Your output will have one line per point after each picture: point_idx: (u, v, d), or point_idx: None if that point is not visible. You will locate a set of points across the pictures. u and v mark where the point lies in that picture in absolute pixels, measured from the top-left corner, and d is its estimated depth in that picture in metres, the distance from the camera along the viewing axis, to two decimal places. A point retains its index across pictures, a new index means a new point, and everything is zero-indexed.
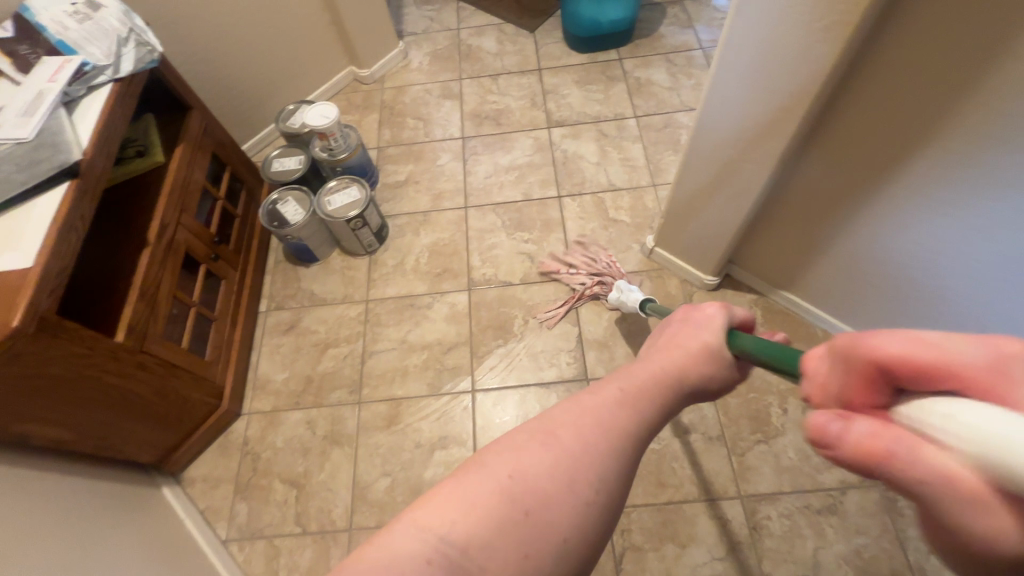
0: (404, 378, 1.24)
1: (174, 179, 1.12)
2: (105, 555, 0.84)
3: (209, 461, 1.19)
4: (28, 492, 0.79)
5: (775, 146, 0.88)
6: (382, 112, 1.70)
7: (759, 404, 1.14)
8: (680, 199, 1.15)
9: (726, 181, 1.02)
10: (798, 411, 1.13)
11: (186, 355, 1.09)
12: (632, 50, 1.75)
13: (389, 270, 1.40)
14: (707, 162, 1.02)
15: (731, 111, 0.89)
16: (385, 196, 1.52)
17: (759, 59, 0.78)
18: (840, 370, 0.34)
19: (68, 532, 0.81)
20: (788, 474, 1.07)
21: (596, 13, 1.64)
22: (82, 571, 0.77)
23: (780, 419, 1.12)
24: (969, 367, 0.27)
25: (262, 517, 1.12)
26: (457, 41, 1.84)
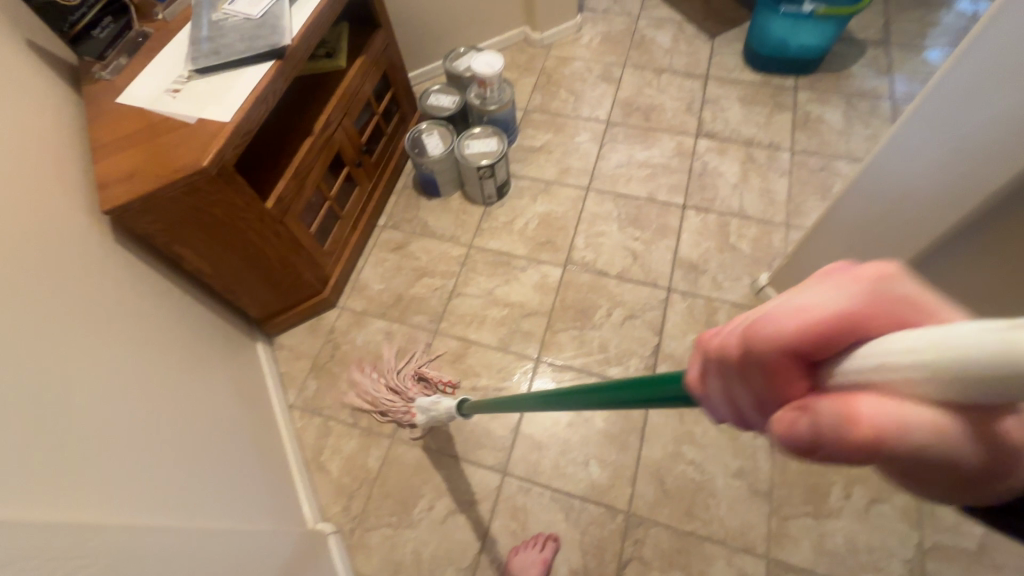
0: (481, 325, 1.31)
1: (349, 86, 1.25)
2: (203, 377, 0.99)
3: (298, 336, 1.34)
4: (161, 301, 0.96)
5: (944, 217, 0.80)
6: (539, 78, 1.74)
7: (821, 478, 1.06)
8: (811, 246, 1.08)
9: (871, 239, 0.95)
10: (863, 502, 1.04)
11: (310, 240, 1.23)
12: (811, 82, 1.63)
13: (498, 225, 1.46)
14: (857, 211, 0.95)
15: (908, 164, 0.82)
16: (517, 157, 1.58)
17: (962, 115, 0.71)
18: (746, 373, 0.26)
19: (182, 346, 0.97)
20: (827, 558, 1.00)
21: (788, 33, 1.54)
22: (183, 381, 0.92)
23: (839, 502, 1.04)
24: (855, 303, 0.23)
25: (325, 397, 1.25)
26: (632, 28, 1.82)
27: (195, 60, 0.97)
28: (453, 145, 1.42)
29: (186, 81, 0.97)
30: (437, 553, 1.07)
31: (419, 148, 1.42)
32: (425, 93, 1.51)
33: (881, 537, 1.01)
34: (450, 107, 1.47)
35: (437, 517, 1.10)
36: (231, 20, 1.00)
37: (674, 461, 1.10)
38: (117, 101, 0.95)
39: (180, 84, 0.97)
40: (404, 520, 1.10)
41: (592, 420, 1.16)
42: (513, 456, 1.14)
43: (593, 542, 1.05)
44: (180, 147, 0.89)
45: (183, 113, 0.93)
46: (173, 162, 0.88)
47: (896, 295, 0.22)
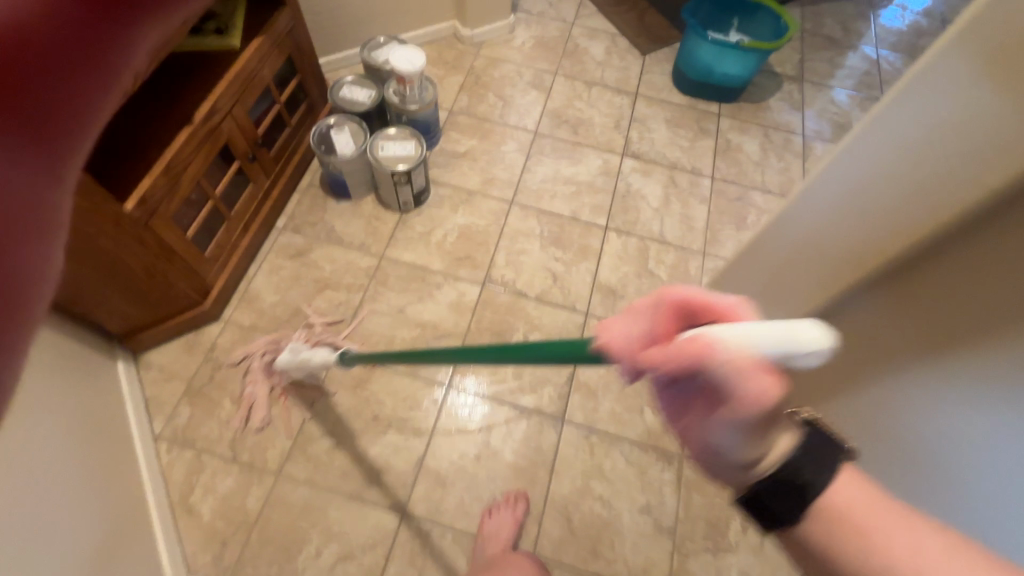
0: (387, 346, 1.21)
1: (241, 71, 1.08)
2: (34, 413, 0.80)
3: (171, 353, 1.16)
4: None
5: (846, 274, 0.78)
6: (466, 77, 1.64)
7: (723, 513, 1.07)
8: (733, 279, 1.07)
9: (774, 283, 0.94)
10: (759, 536, 1.06)
11: (187, 247, 1.06)
12: (733, 110, 1.67)
13: (413, 235, 1.35)
14: (773, 254, 0.94)
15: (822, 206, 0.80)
16: (438, 162, 1.48)
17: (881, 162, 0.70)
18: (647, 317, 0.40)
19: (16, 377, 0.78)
20: None
21: (716, 59, 1.55)
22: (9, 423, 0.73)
23: (737, 536, 1.06)
24: (729, 304, 0.39)
25: (199, 428, 1.09)
26: (566, 35, 1.77)
27: None
28: (366, 145, 1.28)
29: None
30: None
31: (327, 145, 1.27)
32: (337, 84, 1.36)
33: (772, 572, 1.04)
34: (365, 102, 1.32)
35: (325, 565, 0.99)
36: None
37: (582, 496, 1.07)
38: None
39: None
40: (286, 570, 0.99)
41: (500, 453, 1.10)
42: (414, 495, 1.05)
43: None
44: None
45: None
46: None
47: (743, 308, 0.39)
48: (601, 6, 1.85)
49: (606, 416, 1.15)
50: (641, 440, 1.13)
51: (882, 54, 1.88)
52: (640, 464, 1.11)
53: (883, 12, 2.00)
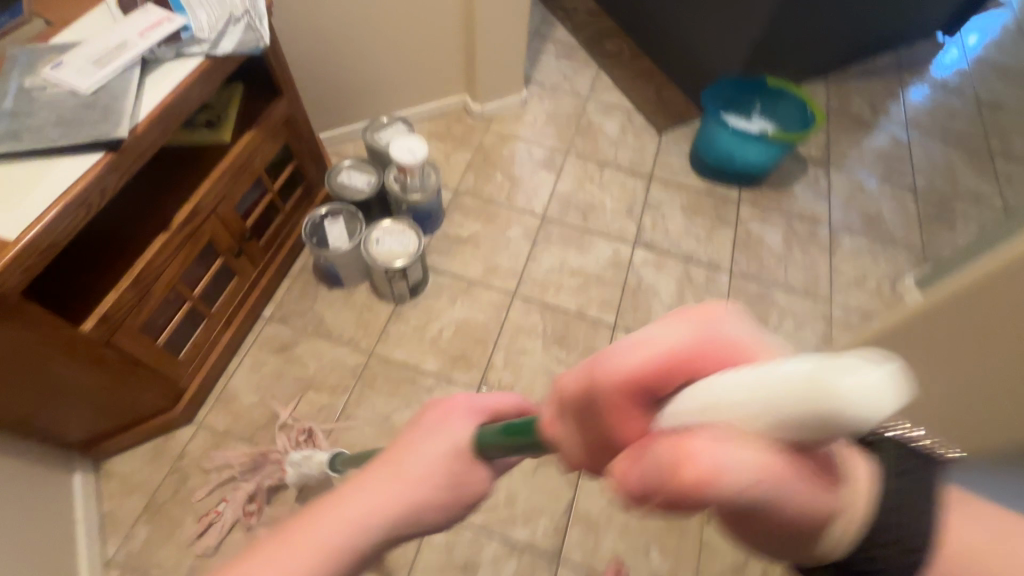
0: None
1: (229, 167, 1.02)
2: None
3: (136, 461, 1.07)
4: None
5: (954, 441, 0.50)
6: (474, 154, 1.59)
7: None
8: None
9: None
10: None
11: (157, 354, 0.98)
12: (754, 197, 1.58)
13: (407, 330, 1.26)
14: None
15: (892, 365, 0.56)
16: (438, 247, 1.40)
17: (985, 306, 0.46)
18: (590, 407, 0.32)
19: None
20: None
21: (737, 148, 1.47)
22: None
23: None
24: (689, 339, 0.28)
25: (157, 552, 0.99)
26: (579, 111, 1.71)
27: None
28: (360, 237, 1.21)
29: None
30: None
31: (319, 237, 1.20)
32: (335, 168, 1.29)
33: None
34: (363, 190, 1.26)
35: None
36: (50, 91, 0.75)
37: None
38: None
39: None
40: None
41: None
42: None
43: None
44: None
45: None
46: None
47: (710, 333, 0.28)
48: (617, 81, 1.80)
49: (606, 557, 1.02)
50: None
51: (913, 136, 1.79)
52: None
53: (912, 92, 1.92)
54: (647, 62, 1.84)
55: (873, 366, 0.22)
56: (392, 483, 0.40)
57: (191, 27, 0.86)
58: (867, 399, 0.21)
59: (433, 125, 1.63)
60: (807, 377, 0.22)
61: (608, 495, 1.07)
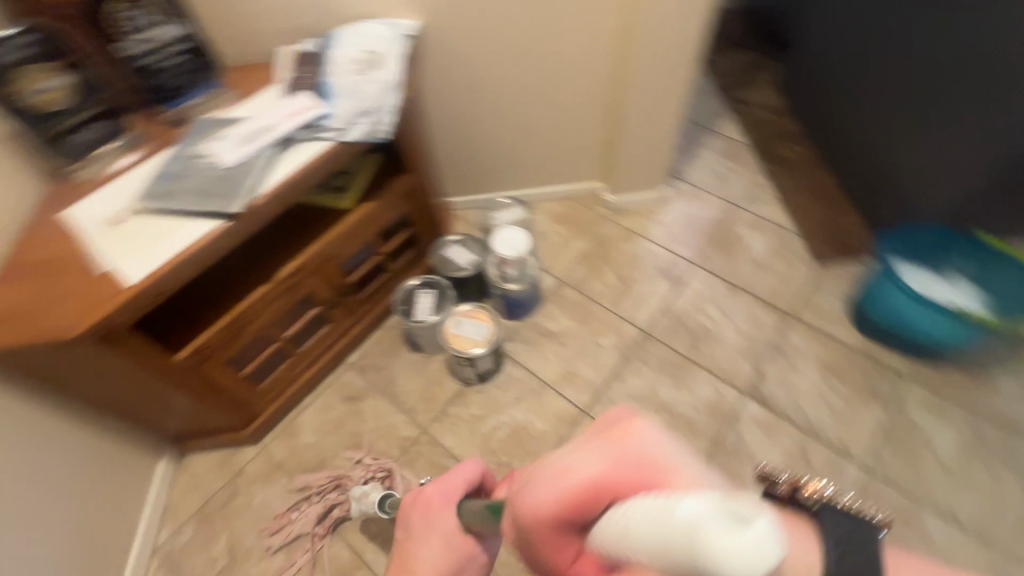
0: (386, 543, 1.09)
1: (341, 232, 1.11)
2: (33, 535, 0.85)
3: (207, 463, 1.20)
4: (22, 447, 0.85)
5: None
6: (592, 245, 1.51)
7: None
8: None
9: None
10: None
11: (238, 382, 1.09)
12: (929, 376, 1.22)
13: (465, 417, 1.23)
14: None
15: None
16: (524, 336, 1.35)
17: None
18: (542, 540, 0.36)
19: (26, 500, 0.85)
20: None
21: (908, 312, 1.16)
22: None
23: None
24: (603, 470, 0.34)
25: (192, 556, 1.10)
26: (724, 220, 1.53)
27: (145, 195, 0.87)
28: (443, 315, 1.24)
29: (128, 213, 0.88)
30: None
31: (408, 306, 1.24)
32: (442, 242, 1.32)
33: None
34: (460, 270, 1.27)
35: None
36: (202, 160, 0.89)
37: None
38: (65, 215, 0.89)
39: (122, 214, 0.88)
40: None
41: None
42: None
43: None
44: (72, 299, 0.80)
45: (100, 255, 0.83)
46: (54, 317, 0.79)
47: (623, 456, 0.34)
48: (781, 193, 1.57)
49: None
50: None
51: None
52: None
53: None
54: (826, 177, 1.58)
55: (745, 526, 0.25)
56: None
57: (329, 115, 0.95)
58: (749, 558, 0.24)
59: (560, 207, 1.60)
60: (687, 530, 0.26)
61: None
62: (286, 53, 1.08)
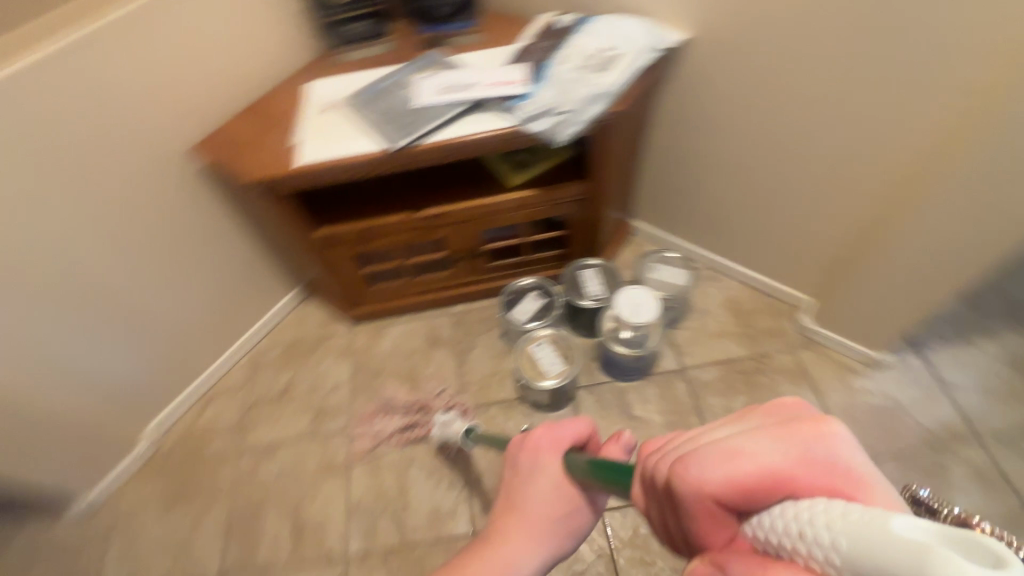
0: (373, 471, 1.18)
1: (493, 204, 1.11)
2: (173, 293, 1.14)
3: (317, 314, 1.43)
4: (197, 227, 1.11)
5: None
6: (745, 359, 1.25)
7: None
8: None
9: None
10: None
11: (352, 274, 1.23)
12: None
13: (499, 426, 1.21)
14: None
15: None
16: (603, 397, 1.22)
17: None
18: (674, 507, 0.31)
19: (180, 263, 1.12)
20: None
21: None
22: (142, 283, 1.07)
23: None
24: (779, 466, 0.27)
25: (266, 369, 1.35)
26: (938, 443, 1.10)
27: (354, 98, 0.99)
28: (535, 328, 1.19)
29: (337, 106, 1.00)
30: (137, 557, 1.12)
31: (513, 301, 1.23)
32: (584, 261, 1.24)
33: None
34: (577, 298, 1.19)
35: (168, 538, 1.14)
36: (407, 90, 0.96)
37: None
38: (305, 84, 1.06)
39: (334, 105, 1.01)
40: (164, 509, 1.17)
41: None
42: None
43: None
44: (261, 151, 0.96)
45: (299, 129, 0.98)
46: (243, 158, 0.96)
47: (812, 450, 0.27)
48: None
49: None
50: None
51: None
52: None
53: None
54: None
55: (992, 564, 0.20)
56: (517, 533, 0.53)
57: (527, 98, 0.93)
58: None
59: (745, 296, 1.33)
60: (909, 548, 0.20)
61: None
62: (541, 21, 1.06)
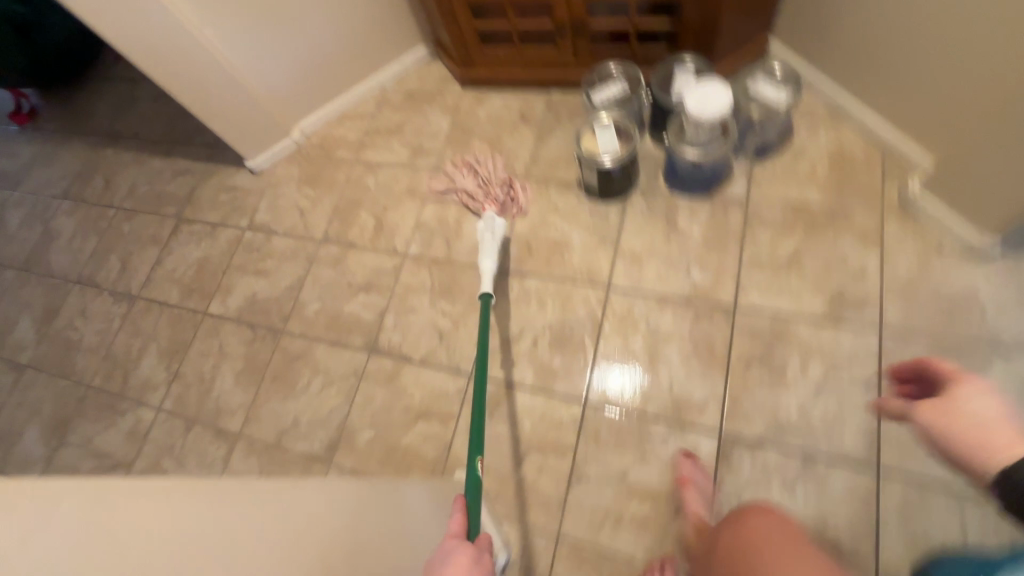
0: (440, 203, 1.42)
1: None
2: (324, 8, 1.43)
3: (439, 72, 1.61)
4: None
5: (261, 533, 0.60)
6: (819, 207, 1.16)
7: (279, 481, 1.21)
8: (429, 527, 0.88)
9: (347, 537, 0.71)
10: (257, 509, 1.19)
11: (468, 26, 1.35)
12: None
13: (550, 198, 1.33)
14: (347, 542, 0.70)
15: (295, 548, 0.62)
16: (653, 202, 1.26)
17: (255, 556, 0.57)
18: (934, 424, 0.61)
19: None
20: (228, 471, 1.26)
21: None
22: None
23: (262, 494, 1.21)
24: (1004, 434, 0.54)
25: (389, 107, 1.61)
26: (1000, 348, 0.98)
27: None
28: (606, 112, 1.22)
29: None
30: (277, 210, 1.55)
31: (597, 84, 1.25)
32: (682, 57, 1.18)
33: None
34: (658, 92, 1.17)
35: (297, 205, 1.54)
36: None
37: (310, 361, 1.32)
38: None
39: None
40: (299, 184, 1.58)
41: (348, 301, 1.36)
42: (329, 246, 1.45)
43: (266, 302, 1.42)
44: None
45: None
46: None
47: (1010, 440, 0.54)
48: None
49: (367, 390, 1.25)
50: (343, 413, 1.24)
51: None
52: (327, 417, 1.24)
53: None
54: None
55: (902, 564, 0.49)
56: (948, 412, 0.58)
57: None
58: None
59: (855, 148, 1.19)
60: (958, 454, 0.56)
61: (410, 382, 1.22)
62: None
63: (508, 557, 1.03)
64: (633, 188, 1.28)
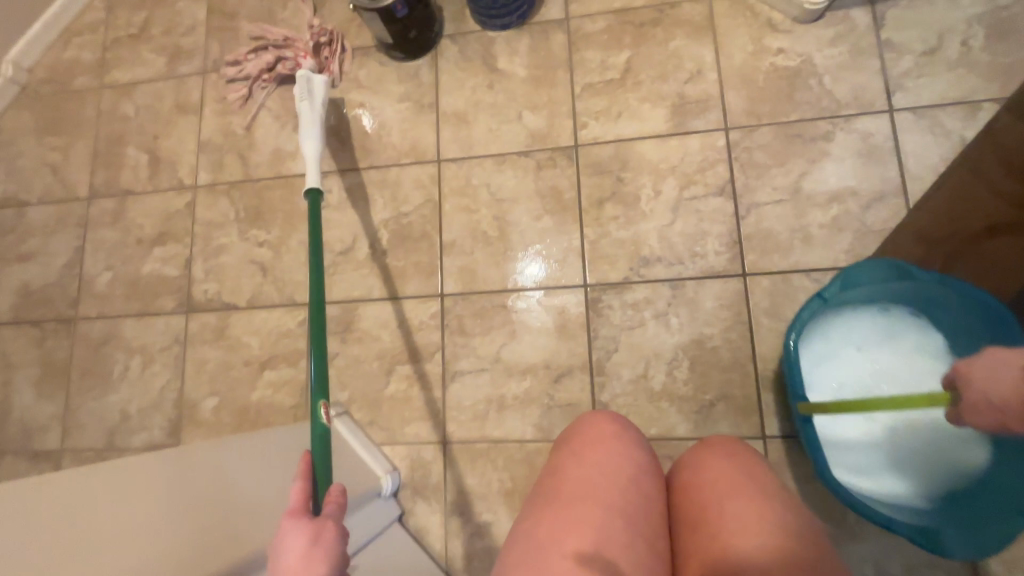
0: (221, 113, 1.14)
1: None
2: None
3: None
4: None
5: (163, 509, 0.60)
6: (646, 7, 1.00)
7: None
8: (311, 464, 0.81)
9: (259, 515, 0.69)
10: None
11: None
12: (780, 468, 0.85)
13: (348, 72, 1.09)
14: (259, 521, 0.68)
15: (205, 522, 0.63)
16: (466, 47, 1.05)
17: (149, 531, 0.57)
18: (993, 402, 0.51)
19: None
20: None
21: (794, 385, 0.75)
22: None
23: None
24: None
25: (123, 10, 1.23)
26: (841, 114, 0.91)
27: None
28: None
29: None
30: (19, 173, 1.20)
31: None
32: None
33: None
34: None
35: (44, 160, 1.20)
36: None
37: (120, 343, 1.08)
38: None
39: None
40: (37, 137, 1.21)
41: (145, 261, 1.11)
42: (100, 203, 1.15)
43: (43, 293, 1.13)
44: None
45: None
46: None
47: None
48: None
49: (197, 355, 1.05)
50: (178, 387, 1.04)
51: None
52: (159, 399, 1.04)
53: None
54: None
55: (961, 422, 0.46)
56: None
57: None
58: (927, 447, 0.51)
59: None
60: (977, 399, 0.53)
61: (244, 331, 1.04)
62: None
63: (399, 480, 0.93)
64: (440, 35, 1.06)
